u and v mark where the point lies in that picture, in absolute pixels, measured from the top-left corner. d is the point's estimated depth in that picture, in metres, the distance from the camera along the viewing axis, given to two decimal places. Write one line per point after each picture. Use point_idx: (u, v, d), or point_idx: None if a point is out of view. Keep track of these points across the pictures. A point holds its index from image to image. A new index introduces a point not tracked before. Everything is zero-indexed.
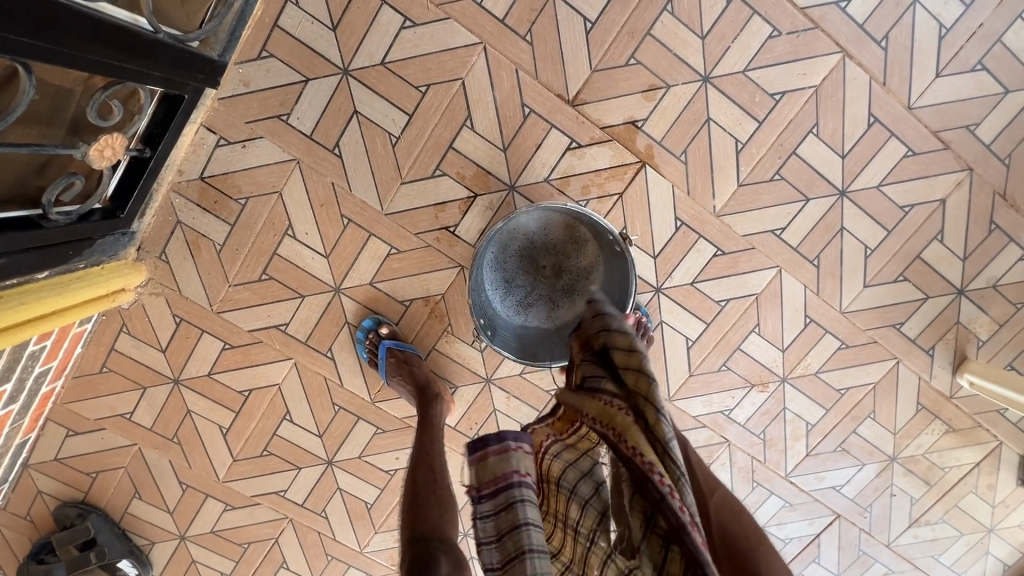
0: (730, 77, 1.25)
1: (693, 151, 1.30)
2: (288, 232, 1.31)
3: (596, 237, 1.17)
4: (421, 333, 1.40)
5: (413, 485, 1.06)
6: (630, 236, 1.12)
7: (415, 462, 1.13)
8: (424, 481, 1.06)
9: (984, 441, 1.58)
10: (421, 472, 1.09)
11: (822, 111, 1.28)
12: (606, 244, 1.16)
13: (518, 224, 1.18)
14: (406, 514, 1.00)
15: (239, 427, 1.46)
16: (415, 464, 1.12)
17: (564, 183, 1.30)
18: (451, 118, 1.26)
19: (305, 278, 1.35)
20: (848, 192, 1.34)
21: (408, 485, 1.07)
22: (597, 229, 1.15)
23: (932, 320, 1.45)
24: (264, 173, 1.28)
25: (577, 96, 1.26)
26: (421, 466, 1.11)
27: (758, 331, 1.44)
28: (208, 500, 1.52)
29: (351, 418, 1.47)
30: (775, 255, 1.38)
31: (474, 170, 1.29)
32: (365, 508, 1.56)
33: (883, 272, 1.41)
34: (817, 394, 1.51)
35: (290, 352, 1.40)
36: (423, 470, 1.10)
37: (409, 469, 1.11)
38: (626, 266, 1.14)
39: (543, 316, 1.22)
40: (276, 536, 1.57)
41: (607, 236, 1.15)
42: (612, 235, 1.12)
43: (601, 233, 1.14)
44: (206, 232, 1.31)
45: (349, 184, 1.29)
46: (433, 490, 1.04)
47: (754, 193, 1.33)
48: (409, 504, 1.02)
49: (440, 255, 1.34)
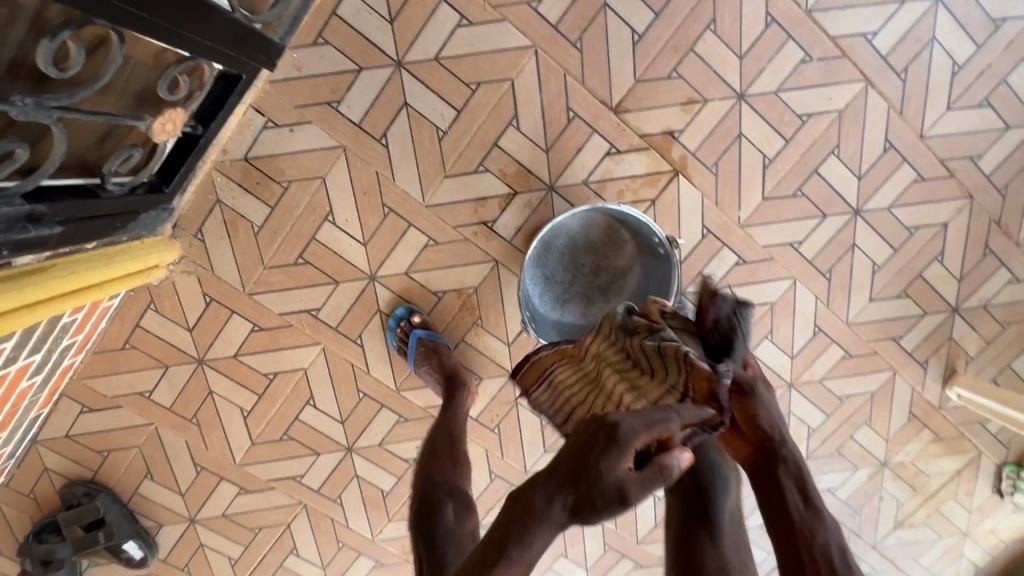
0: (763, 96, 1.33)
1: (724, 164, 1.36)
2: (327, 217, 1.33)
3: (640, 240, 1.23)
4: (451, 324, 1.43)
5: (432, 451, 1.13)
6: (676, 241, 1.19)
7: (434, 431, 1.20)
8: (442, 446, 1.14)
9: (965, 451, 1.69)
10: (441, 440, 1.16)
11: (844, 134, 1.37)
12: (648, 248, 1.22)
13: (564, 224, 1.23)
14: (420, 464, 1.12)
15: (261, 410, 1.46)
16: (434, 434, 1.19)
17: (601, 186, 1.35)
18: (498, 117, 1.30)
19: (342, 264, 1.36)
20: (862, 212, 1.43)
21: (427, 450, 1.15)
22: (642, 233, 1.21)
23: (928, 335, 1.56)
24: (308, 157, 1.29)
25: (620, 104, 1.31)
26: (441, 433, 1.18)
27: (770, 338, 1.52)
28: (222, 483, 1.51)
29: (375, 405, 1.48)
30: (791, 267, 1.46)
31: (516, 168, 1.33)
32: (381, 496, 1.57)
33: (888, 288, 1.51)
34: (820, 401, 1.60)
35: (319, 337, 1.41)
36: (443, 437, 1.17)
37: (429, 438, 1.18)
38: (669, 270, 1.21)
39: (580, 313, 1.28)
40: (289, 522, 1.57)
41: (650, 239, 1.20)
42: (659, 239, 1.19)
43: (646, 237, 1.20)
44: (244, 213, 1.31)
45: (393, 175, 1.31)
46: (451, 456, 1.12)
47: (776, 207, 1.41)
48: (425, 456, 1.14)
49: (476, 249, 1.37)
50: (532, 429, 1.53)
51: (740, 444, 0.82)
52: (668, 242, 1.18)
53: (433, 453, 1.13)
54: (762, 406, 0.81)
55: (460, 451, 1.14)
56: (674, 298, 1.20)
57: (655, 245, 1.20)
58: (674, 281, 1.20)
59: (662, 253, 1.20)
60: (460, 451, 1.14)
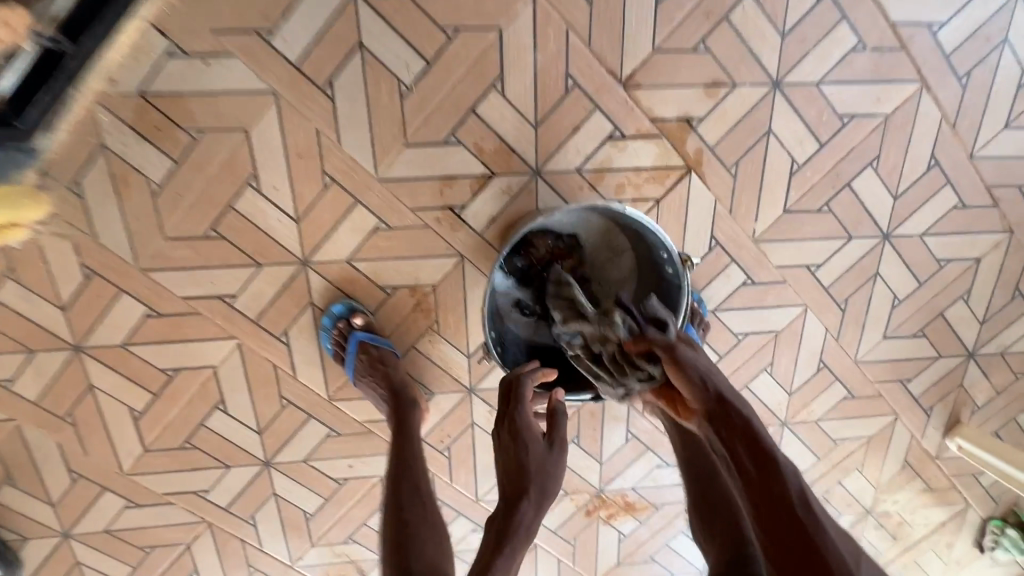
0: (802, 88, 1.09)
1: (746, 165, 1.14)
2: (251, 182, 1.04)
3: (644, 252, 1.02)
4: (401, 327, 1.18)
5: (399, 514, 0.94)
6: (689, 260, 0.98)
7: (395, 481, 1.00)
8: (413, 508, 0.95)
9: (954, 503, 1.56)
10: (408, 496, 0.97)
11: (886, 144, 1.15)
12: (654, 264, 1.01)
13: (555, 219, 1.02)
14: (390, 547, 0.89)
15: (157, 412, 1.19)
16: (396, 487, 0.99)
17: (597, 177, 1.11)
18: (478, 76, 1.03)
19: (266, 243, 1.08)
20: (892, 237, 1.23)
21: (392, 510, 0.95)
22: (649, 246, 1.00)
23: (938, 380, 1.40)
24: (228, 102, 0.99)
25: (632, 77, 1.06)
26: (406, 485, 0.99)
27: (769, 370, 1.33)
28: (106, 494, 1.24)
29: (301, 415, 1.23)
30: (804, 292, 1.26)
31: (495, 144, 1.07)
32: (303, 518, 1.33)
33: (905, 325, 1.33)
34: (812, 442, 1.43)
35: (234, 330, 1.14)
36: (409, 491, 0.98)
37: (391, 494, 0.98)
38: (675, 294, 1.00)
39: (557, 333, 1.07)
40: (189, 541, 1.32)
41: (658, 253, 0.99)
42: (671, 256, 0.97)
43: (654, 251, 0.99)
44: (139, 166, 1.01)
45: (339, 136, 1.03)
46: (424, 519, 0.94)
47: (798, 222, 1.19)
48: (393, 535, 0.91)
49: (438, 239, 1.11)
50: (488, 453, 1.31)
51: (691, 412, 0.87)
52: (680, 261, 0.97)
53: (401, 520, 0.93)
54: (688, 363, 0.83)
55: (432, 508, 0.97)
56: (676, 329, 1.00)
57: (663, 262, 0.99)
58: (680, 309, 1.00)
59: (670, 273, 0.99)
60: (431, 507, 0.96)
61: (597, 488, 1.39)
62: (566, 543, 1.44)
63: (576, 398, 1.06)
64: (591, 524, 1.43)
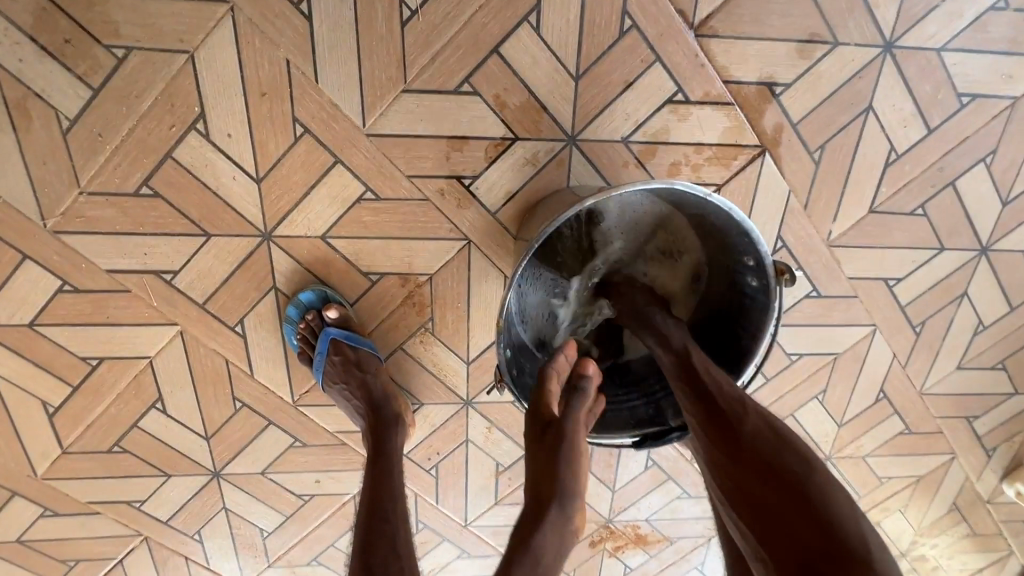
0: (920, 54, 0.85)
1: (834, 149, 0.90)
2: (196, 126, 0.79)
3: (719, 253, 0.77)
4: (387, 323, 0.95)
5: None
6: (787, 274, 0.71)
7: (366, 534, 0.72)
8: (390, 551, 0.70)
9: (999, 552, 1.38)
10: (382, 559, 0.69)
11: (1008, 135, 0.92)
12: (731, 271, 0.77)
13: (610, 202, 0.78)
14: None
15: (77, 409, 0.95)
16: (368, 542, 0.71)
17: (648, 151, 0.87)
18: (507, 4, 0.77)
19: (217, 207, 0.83)
20: (991, 251, 1.01)
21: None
22: (727, 246, 0.75)
23: (1007, 418, 1.20)
24: (166, 12, 0.73)
25: (706, 23, 0.81)
26: (381, 543, 0.71)
27: (821, 398, 1.12)
28: (14, 500, 1.01)
29: (259, 420, 1.00)
30: (876, 310, 1.04)
31: (522, 98, 0.82)
32: (259, 537, 1.12)
33: (984, 355, 1.12)
34: (855, 479, 1.24)
35: (174, 315, 0.90)
36: (383, 551, 0.70)
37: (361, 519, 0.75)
38: (759, 317, 0.75)
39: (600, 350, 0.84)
40: (120, 558, 1.10)
41: (740, 261, 0.74)
42: (758, 262, 0.72)
43: (736, 255, 0.74)
44: (42, 92, 0.75)
45: (316, 72, 0.78)
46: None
47: (884, 226, 0.97)
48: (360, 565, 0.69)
49: (439, 217, 0.87)
50: (482, 475, 1.10)
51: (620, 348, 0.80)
52: (773, 273, 0.71)
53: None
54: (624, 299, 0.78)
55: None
56: (755, 362, 0.76)
57: (746, 271, 0.74)
58: (764, 337, 0.75)
59: (755, 287, 0.74)
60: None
61: (606, 518, 1.20)
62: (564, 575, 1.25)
63: (611, 443, 0.82)
64: (594, 557, 1.24)
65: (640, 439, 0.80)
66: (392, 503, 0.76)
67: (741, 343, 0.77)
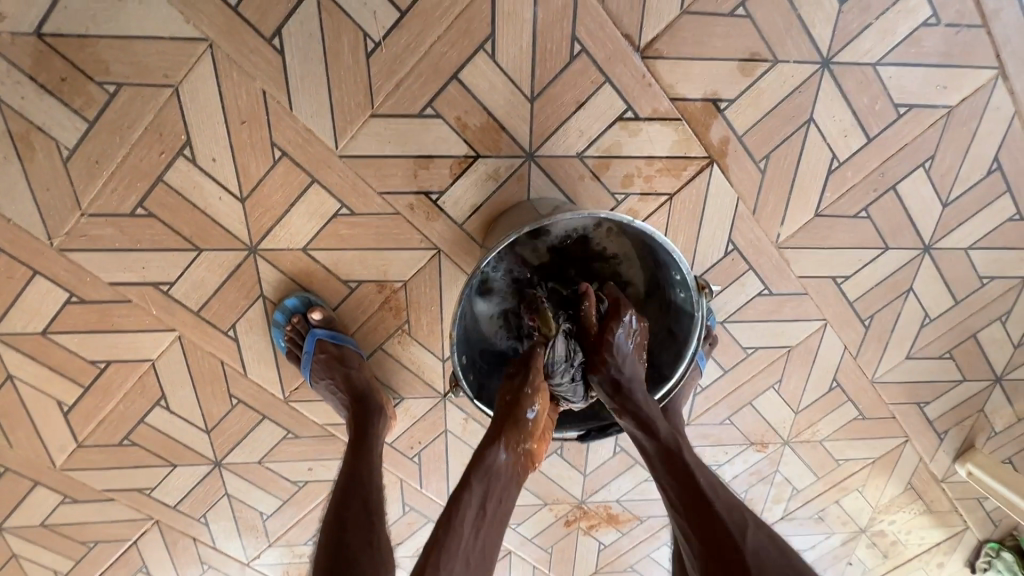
0: (856, 68, 0.91)
1: (778, 158, 0.96)
2: (184, 152, 0.86)
3: (655, 267, 0.86)
4: (367, 324, 1.03)
5: (339, 543, 0.77)
6: (707, 287, 0.82)
7: (342, 497, 0.84)
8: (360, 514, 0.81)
9: (956, 528, 1.45)
10: (353, 516, 0.80)
11: (945, 141, 0.98)
12: (665, 282, 0.85)
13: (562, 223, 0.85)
14: (329, 533, 0.79)
15: (90, 407, 1.05)
16: (343, 505, 0.82)
17: (602, 165, 0.93)
18: (463, 34, 0.84)
19: (206, 224, 0.91)
20: (933, 249, 1.07)
21: (332, 531, 0.79)
22: (659, 261, 0.84)
23: (957, 404, 1.27)
24: (151, 50, 0.80)
25: (652, 45, 0.87)
26: (353, 504, 0.82)
27: (777, 387, 1.20)
28: (38, 488, 1.12)
29: (254, 415, 1.10)
30: (826, 306, 1.11)
31: (482, 119, 0.88)
32: (260, 519, 1.22)
33: (932, 345, 1.18)
34: (813, 461, 1.32)
35: (172, 322, 0.99)
36: (356, 510, 0.81)
37: (340, 487, 0.86)
38: (687, 325, 0.84)
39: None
40: (135, 538, 1.21)
41: (672, 274, 0.83)
42: (683, 277, 0.80)
43: (665, 268, 0.83)
44: (43, 125, 0.82)
45: (291, 101, 0.85)
46: (366, 547, 0.77)
47: (829, 228, 1.03)
48: (334, 522, 0.80)
49: (410, 229, 0.95)
50: (461, 462, 1.19)
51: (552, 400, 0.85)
52: (695, 287, 0.80)
53: (339, 546, 0.77)
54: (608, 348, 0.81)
55: (382, 537, 0.79)
56: (685, 366, 0.85)
57: (676, 283, 0.83)
58: (693, 343, 0.83)
59: (683, 297, 0.83)
60: (381, 538, 0.79)
61: (579, 499, 1.29)
62: (542, 551, 1.35)
63: (559, 435, 0.92)
64: (570, 535, 1.34)
65: (585, 432, 0.91)
66: (367, 475, 0.88)
67: (673, 347, 0.86)
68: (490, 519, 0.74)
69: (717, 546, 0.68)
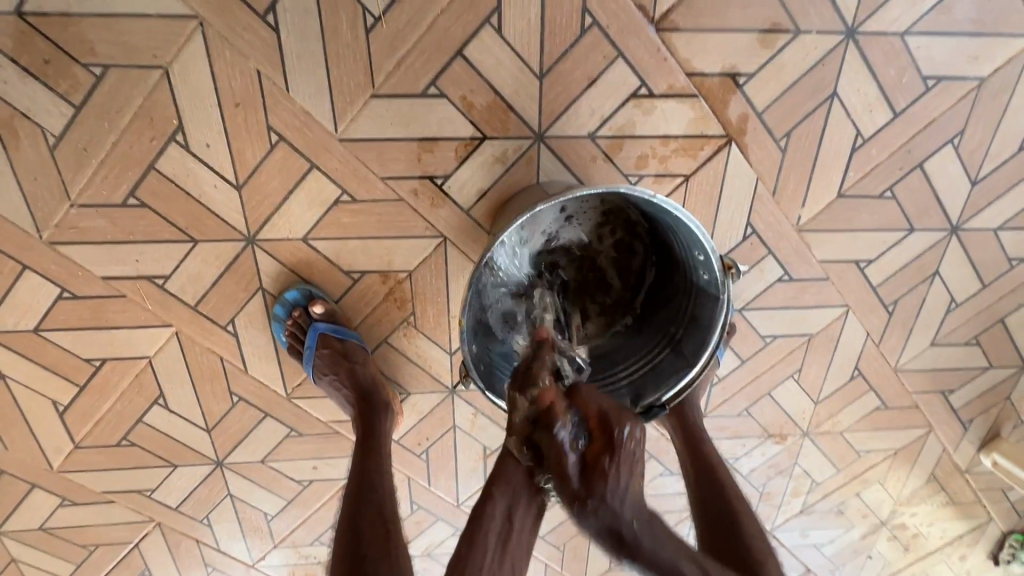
0: (882, 38, 0.86)
1: (799, 137, 0.91)
2: (176, 138, 0.82)
3: (676, 247, 0.82)
4: (371, 317, 0.99)
5: (354, 553, 0.73)
6: (733, 268, 0.79)
7: (353, 503, 0.80)
8: (376, 522, 0.77)
9: (981, 521, 1.38)
10: (368, 525, 0.76)
11: (975, 115, 0.93)
12: (686, 264, 0.82)
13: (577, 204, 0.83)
14: (344, 542, 0.76)
15: (86, 407, 1.01)
16: (356, 511, 0.79)
17: (615, 146, 0.89)
18: (468, 8, 0.79)
19: (201, 214, 0.87)
20: (961, 230, 1.02)
21: (346, 542, 0.75)
22: (680, 242, 0.80)
23: (983, 392, 1.22)
24: (139, 29, 0.76)
25: (667, 17, 0.83)
26: (366, 510, 0.79)
27: (796, 377, 1.16)
28: (35, 491, 1.09)
29: (255, 413, 1.06)
30: (848, 291, 1.07)
31: (488, 98, 0.84)
32: (264, 519, 1.19)
33: (958, 331, 1.14)
34: (833, 453, 1.27)
35: (169, 317, 0.95)
36: (369, 518, 0.77)
37: (353, 492, 0.82)
38: (710, 310, 0.79)
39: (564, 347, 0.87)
40: (136, 541, 1.17)
41: (694, 255, 0.79)
42: (706, 257, 0.77)
43: (686, 249, 0.79)
44: (27, 111, 0.78)
45: (287, 81, 0.81)
46: (384, 559, 0.73)
47: (852, 209, 0.98)
48: (349, 528, 0.77)
49: (414, 216, 0.91)
50: (470, 458, 1.15)
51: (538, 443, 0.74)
52: (720, 267, 0.77)
53: (355, 557, 0.73)
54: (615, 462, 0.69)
55: (399, 547, 0.75)
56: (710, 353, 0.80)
57: (698, 265, 0.79)
58: (717, 327, 0.79)
59: (706, 280, 0.79)
60: (398, 546, 0.75)
61: None
62: (555, 549, 1.31)
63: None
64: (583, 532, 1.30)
65: None
66: (378, 478, 0.84)
67: (695, 334, 0.81)
68: (513, 549, 0.72)
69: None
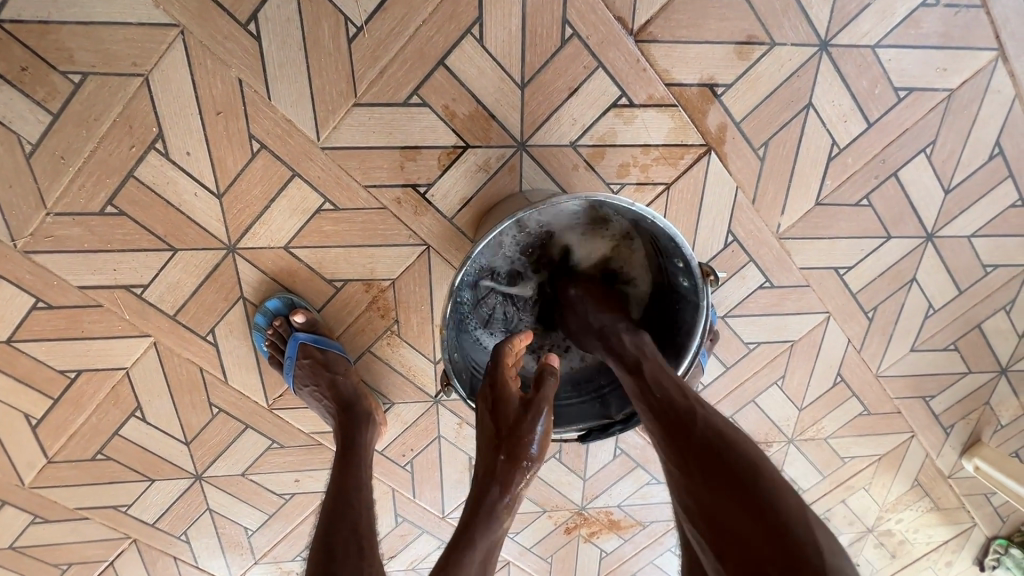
0: (855, 51, 0.89)
1: (777, 146, 0.93)
2: (156, 145, 0.82)
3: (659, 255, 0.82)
4: (354, 326, 0.98)
5: (325, 568, 0.70)
6: (712, 274, 0.79)
7: (328, 519, 0.77)
8: (349, 542, 0.73)
9: (964, 526, 1.39)
10: (341, 544, 0.73)
11: (946, 125, 0.95)
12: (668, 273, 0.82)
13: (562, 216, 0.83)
14: (314, 561, 0.72)
15: (59, 420, 0.99)
16: (330, 527, 0.76)
17: (596, 155, 0.90)
18: (450, 18, 0.80)
19: (180, 223, 0.86)
20: (935, 237, 1.04)
21: (317, 561, 0.71)
22: (661, 248, 0.80)
23: (964, 396, 1.24)
24: (120, 37, 0.76)
25: (646, 29, 0.84)
26: (340, 528, 0.76)
27: (780, 384, 1.16)
28: (4, 509, 1.05)
29: (236, 424, 1.04)
30: (828, 298, 1.08)
31: (470, 107, 0.85)
32: (244, 533, 1.16)
33: (937, 337, 1.15)
34: (818, 459, 1.27)
35: (147, 327, 0.93)
36: (343, 535, 0.74)
37: (327, 510, 0.79)
38: (690, 315, 0.80)
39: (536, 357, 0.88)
40: (110, 559, 1.14)
41: (674, 262, 0.79)
42: (686, 264, 0.77)
43: (667, 256, 0.79)
44: (3, 119, 0.77)
45: (269, 90, 0.81)
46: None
47: (830, 217, 1.00)
48: (320, 548, 0.73)
49: (397, 224, 0.91)
50: (455, 468, 1.14)
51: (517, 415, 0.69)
52: (699, 274, 0.76)
53: None
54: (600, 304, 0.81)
55: (374, 564, 0.71)
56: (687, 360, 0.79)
57: (679, 272, 0.79)
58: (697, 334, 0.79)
59: (686, 287, 0.79)
60: (374, 563, 0.71)
61: (579, 506, 1.24)
62: (542, 561, 1.30)
63: (559, 437, 0.85)
64: (570, 543, 1.28)
65: (585, 432, 0.83)
66: (355, 493, 0.82)
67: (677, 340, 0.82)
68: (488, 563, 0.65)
69: (706, 472, 0.59)
